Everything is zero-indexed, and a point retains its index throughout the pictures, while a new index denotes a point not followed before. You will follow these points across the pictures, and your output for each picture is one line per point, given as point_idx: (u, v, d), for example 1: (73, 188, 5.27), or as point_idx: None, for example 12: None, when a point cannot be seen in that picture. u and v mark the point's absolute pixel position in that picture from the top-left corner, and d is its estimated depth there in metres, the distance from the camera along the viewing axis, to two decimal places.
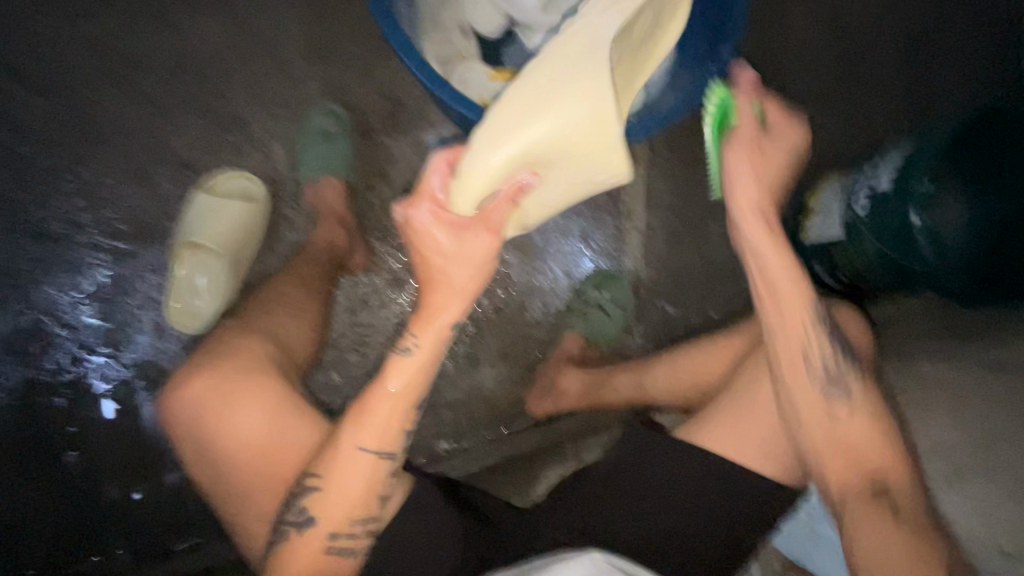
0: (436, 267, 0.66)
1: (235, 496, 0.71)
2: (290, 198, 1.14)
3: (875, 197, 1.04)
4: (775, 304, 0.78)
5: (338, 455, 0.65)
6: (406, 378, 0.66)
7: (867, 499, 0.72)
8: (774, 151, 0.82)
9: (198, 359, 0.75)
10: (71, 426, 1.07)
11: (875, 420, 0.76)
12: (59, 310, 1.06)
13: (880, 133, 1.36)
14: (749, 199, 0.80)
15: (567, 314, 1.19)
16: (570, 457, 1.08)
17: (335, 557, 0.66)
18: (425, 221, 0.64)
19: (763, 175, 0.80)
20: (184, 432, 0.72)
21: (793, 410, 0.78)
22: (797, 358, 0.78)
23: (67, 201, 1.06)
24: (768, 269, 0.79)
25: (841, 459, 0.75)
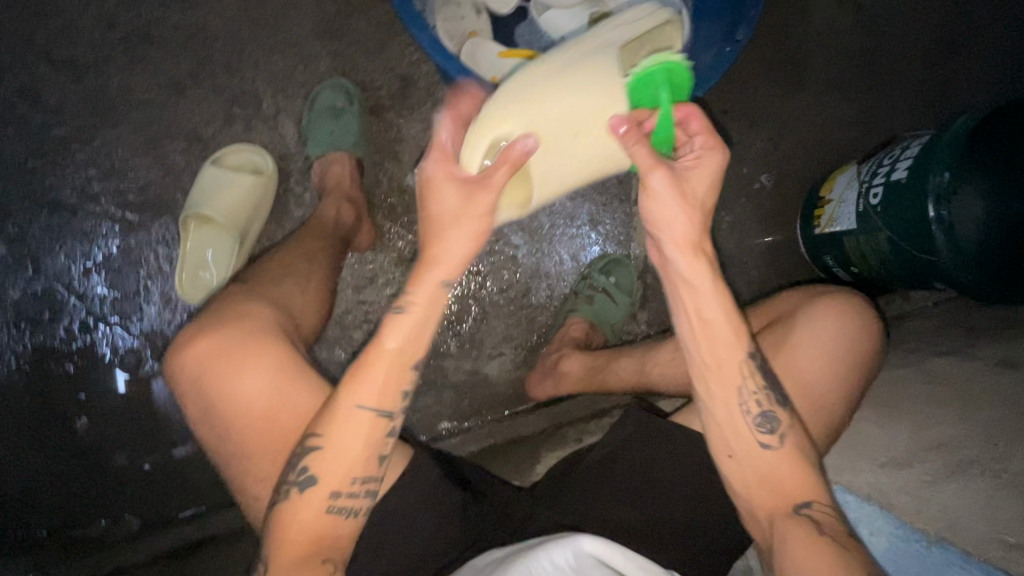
0: (437, 226, 0.67)
1: (236, 458, 0.71)
2: (299, 175, 1.14)
3: (891, 184, 1.01)
4: (708, 347, 0.70)
5: (336, 413, 0.65)
6: (405, 339, 0.66)
7: (787, 522, 0.65)
8: (702, 172, 0.69)
9: (201, 322, 0.74)
10: (80, 393, 1.09)
11: (804, 456, 0.70)
12: (70, 279, 1.07)
13: (897, 126, 1.33)
14: (681, 233, 0.68)
15: (573, 297, 1.18)
16: (572, 439, 1.10)
17: (335, 516, 0.66)
18: (433, 175, 0.67)
19: (695, 203, 0.68)
20: (188, 393, 0.71)
21: (722, 440, 0.71)
22: (729, 407, 0.70)
23: (79, 171, 1.07)
24: (705, 317, 0.69)
25: (766, 491, 0.68)
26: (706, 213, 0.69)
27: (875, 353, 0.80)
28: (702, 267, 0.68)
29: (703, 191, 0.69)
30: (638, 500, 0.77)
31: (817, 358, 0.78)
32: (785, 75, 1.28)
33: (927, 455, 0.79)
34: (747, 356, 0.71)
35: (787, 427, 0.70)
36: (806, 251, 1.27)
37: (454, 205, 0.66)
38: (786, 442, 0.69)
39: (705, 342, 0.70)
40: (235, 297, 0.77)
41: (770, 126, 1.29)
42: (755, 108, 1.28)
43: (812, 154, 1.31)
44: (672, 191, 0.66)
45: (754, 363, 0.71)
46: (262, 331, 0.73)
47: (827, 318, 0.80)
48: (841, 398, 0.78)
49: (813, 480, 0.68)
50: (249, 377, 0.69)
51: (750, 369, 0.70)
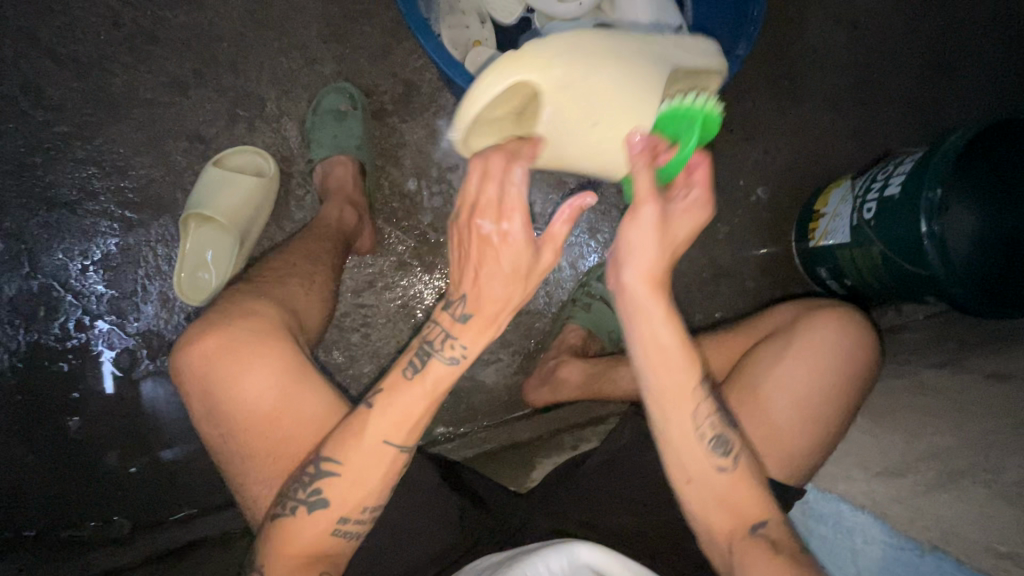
0: (492, 272, 0.60)
1: (241, 460, 0.71)
2: (301, 177, 1.15)
3: (884, 200, 1.03)
4: (665, 375, 0.66)
5: (362, 444, 0.64)
6: (436, 375, 0.64)
7: (746, 543, 0.65)
8: (694, 213, 0.64)
9: (209, 319, 0.73)
10: (74, 392, 1.08)
11: (756, 477, 0.69)
12: (67, 276, 1.07)
13: (889, 142, 1.36)
14: (644, 266, 0.63)
15: (571, 304, 1.19)
16: (568, 447, 1.13)
17: (338, 538, 0.66)
18: (489, 216, 0.58)
19: (671, 241, 0.64)
20: (196, 393, 0.71)
21: (679, 466, 0.68)
22: (685, 433, 0.68)
23: (80, 168, 1.06)
24: (660, 346, 0.65)
25: (723, 512, 0.68)
26: (675, 249, 0.65)
27: (874, 371, 0.81)
28: (660, 301, 0.64)
29: (685, 235, 0.65)
30: (637, 507, 0.78)
31: (815, 373, 0.79)
32: (781, 90, 1.31)
33: (920, 466, 0.80)
34: (701, 384, 0.68)
35: (739, 449, 0.69)
36: (801, 263, 1.29)
37: (523, 258, 0.60)
38: (739, 463, 0.69)
39: (660, 366, 0.66)
40: (238, 297, 0.78)
41: (766, 140, 1.31)
42: (751, 122, 1.30)
43: (807, 168, 1.33)
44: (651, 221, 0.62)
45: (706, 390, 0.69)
46: (267, 331, 0.72)
47: (827, 332, 0.81)
48: (839, 413, 0.79)
49: (767, 500, 0.68)
50: (254, 377, 0.69)
51: (704, 397, 0.68)
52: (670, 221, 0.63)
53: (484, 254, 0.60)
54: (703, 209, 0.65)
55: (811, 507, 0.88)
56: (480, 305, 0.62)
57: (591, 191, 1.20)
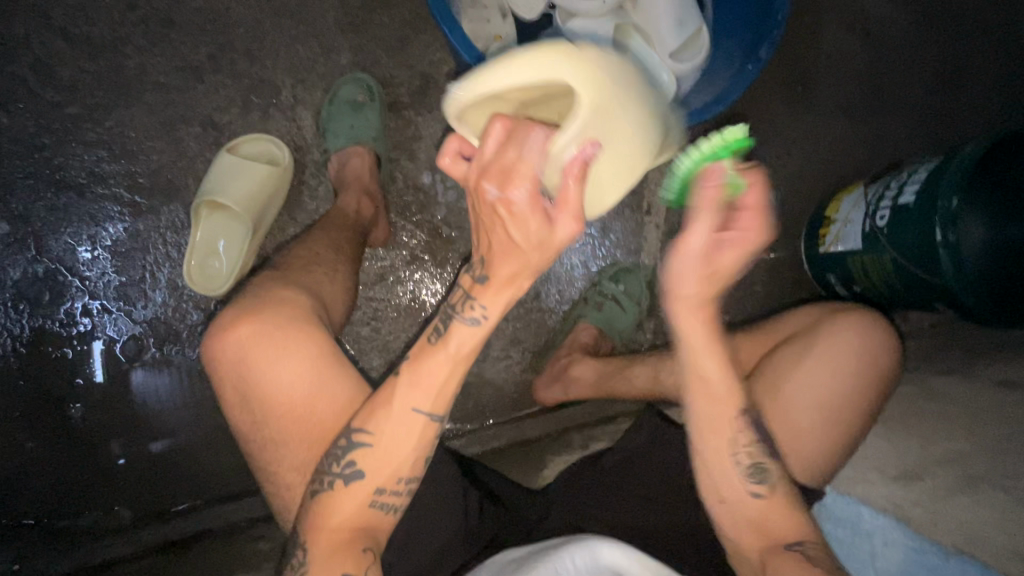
0: (503, 239, 0.56)
1: (270, 445, 0.71)
2: (315, 168, 1.13)
3: (899, 208, 1.03)
4: (706, 409, 0.69)
5: (389, 411, 0.65)
6: (463, 347, 0.64)
7: (777, 556, 0.65)
8: (743, 249, 0.60)
9: (238, 305, 0.73)
10: (77, 378, 1.06)
11: (792, 503, 0.69)
12: (73, 261, 1.05)
13: (899, 151, 1.37)
14: (683, 299, 0.65)
15: (582, 303, 1.19)
16: (577, 446, 1.10)
17: (376, 511, 0.66)
18: (492, 179, 0.52)
19: (719, 277, 0.62)
20: (226, 376, 0.71)
21: (712, 486, 0.70)
22: (720, 459, 0.69)
23: (89, 151, 1.05)
24: (701, 376, 0.68)
25: (755, 534, 0.67)
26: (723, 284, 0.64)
27: (893, 375, 0.82)
28: (701, 331, 0.66)
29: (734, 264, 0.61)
30: (658, 501, 0.78)
31: (836, 377, 0.79)
32: (795, 96, 1.32)
33: (936, 470, 0.82)
34: (741, 412, 0.69)
35: (777, 477, 0.69)
36: (809, 269, 1.29)
37: (536, 228, 0.54)
38: (777, 488, 0.69)
39: (704, 400, 0.69)
40: (259, 286, 0.77)
41: (779, 145, 1.32)
42: (764, 126, 1.30)
43: (819, 174, 1.34)
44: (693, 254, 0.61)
45: (748, 418, 0.70)
46: (295, 316, 0.72)
47: (848, 336, 0.82)
48: (858, 417, 0.80)
49: (805, 523, 0.67)
50: (285, 361, 0.69)
51: (744, 423, 0.70)
52: (719, 255, 0.61)
53: (493, 222, 0.55)
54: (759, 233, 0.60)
55: (825, 510, 0.88)
56: (494, 271, 0.60)
57: None
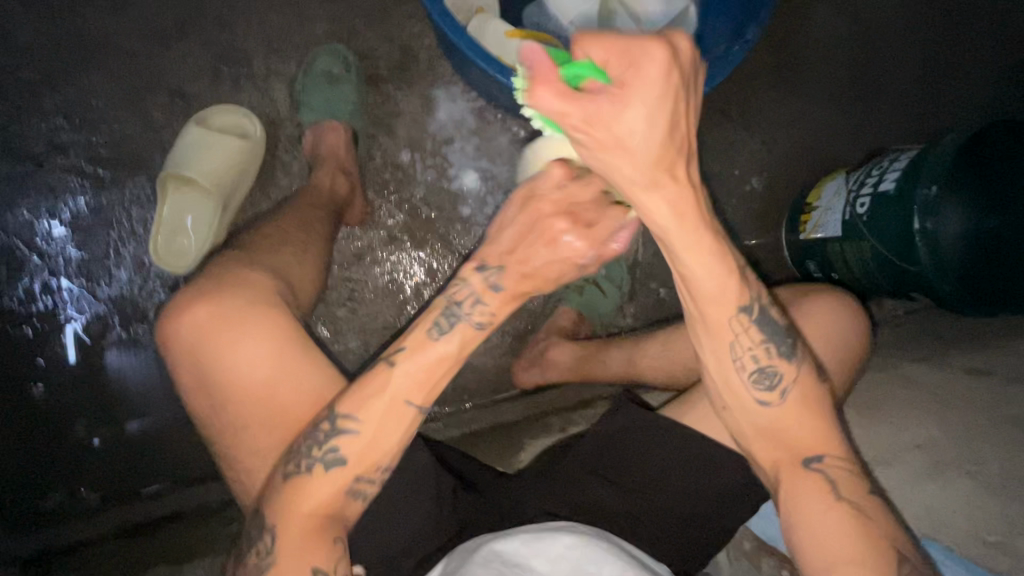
0: (545, 266, 0.68)
1: (233, 429, 0.69)
2: (289, 142, 1.09)
3: (879, 196, 1.03)
4: (699, 307, 0.68)
5: (382, 399, 0.64)
6: (459, 339, 0.67)
7: (796, 473, 0.68)
8: (633, 100, 0.52)
9: (198, 287, 0.71)
10: (38, 357, 1.02)
11: (807, 405, 0.70)
12: (32, 235, 1.00)
13: (883, 138, 1.37)
14: (630, 184, 0.59)
15: (563, 286, 1.19)
16: (556, 428, 1.08)
17: (351, 497, 0.65)
18: (574, 227, 0.66)
19: (632, 145, 0.55)
20: (184, 359, 0.69)
21: (717, 395, 0.72)
22: (723, 365, 0.70)
23: (47, 119, 0.99)
24: (689, 276, 0.66)
25: (766, 441, 0.70)
26: (658, 150, 0.56)
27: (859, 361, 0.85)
28: (667, 216, 0.61)
29: (642, 128, 0.54)
30: (633, 482, 0.78)
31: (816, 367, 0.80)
32: (782, 80, 1.31)
33: (908, 455, 0.84)
34: (740, 311, 0.69)
35: (790, 381, 0.70)
36: (788, 254, 1.29)
37: (568, 272, 0.70)
38: (788, 396, 0.70)
39: (695, 297, 0.68)
40: (227, 268, 0.74)
41: (764, 130, 1.31)
42: (749, 110, 1.30)
43: (802, 159, 1.33)
44: (596, 139, 0.55)
45: (749, 318, 0.69)
46: (259, 300, 0.70)
47: (821, 325, 0.82)
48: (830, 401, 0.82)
49: (827, 436, 0.70)
50: (248, 347, 0.67)
51: (743, 325, 0.69)
52: (612, 117, 0.53)
53: (551, 248, 0.67)
54: (652, 52, 0.51)
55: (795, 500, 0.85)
56: (522, 282, 0.69)
57: None
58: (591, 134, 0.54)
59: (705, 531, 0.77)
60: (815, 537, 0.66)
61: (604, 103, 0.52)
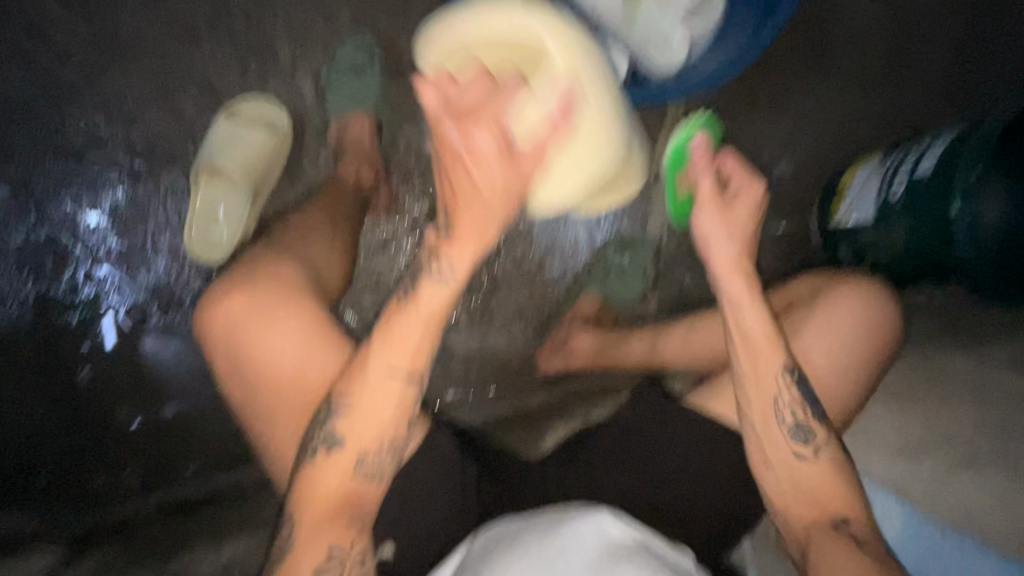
0: (459, 182, 0.58)
1: (261, 412, 0.72)
2: (315, 133, 1.11)
3: (916, 178, 1.00)
4: (752, 365, 0.74)
5: (366, 375, 0.65)
6: (433, 301, 0.64)
7: (826, 536, 0.69)
8: (739, 209, 0.77)
9: (231, 275, 0.74)
10: (85, 344, 1.07)
11: (839, 467, 0.74)
12: (75, 227, 1.04)
13: (920, 119, 1.32)
14: (722, 258, 0.77)
15: (585, 274, 1.19)
16: (578, 416, 1.07)
17: (362, 478, 0.66)
18: (467, 124, 0.56)
19: (733, 233, 0.77)
20: (218, 341, 0.71)
21: (759, 448, 0.75)
22: (768, 421, 0.74)
23: (87, 115, 1.03)
24: (746, 331, 0.75)
25: (801, 500, 0.73)
26: (739, 244, 0.77)
27: (873, 371, 0.82)
28: (741, 286, 0.76)
29: (747, 221, 0.78)
30: (652, 469, 0.79)
31: (817, 384, 0.79)
32: (815, 60, 1.26)
33: None
34: (784, 369, 0.74)
35: (823, 441, 0.74)
36: (818, 238, 1.25)
37: (503, 174, 0.57)
38: (821, 456, 0.74)
39: (746, 354, 0.75)
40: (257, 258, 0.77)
41: (795, 113, 1.27)
42: (780, 92, 1.26)
43: (834, 143, 1.29)
44: (709, 213, 0.76)
45: (790, 377, 0.74)
46: (291, 287, 0.73)
47: (850, 317, 0.80)
48: (850, 389, 0.80)
49: (852, 497, 0.73)
50: (280, 330, 0.70)
51: (786, 384, 0.74)
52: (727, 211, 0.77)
53: (454, 163, 0.57)
54: (752, 185, 0.77)
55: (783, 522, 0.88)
56: (455, 218, 0.61)
57: None
58: (705, 217, 0.77)
59: (731, 521, 0.78)
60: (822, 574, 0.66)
61: (715, 202, 0.77)
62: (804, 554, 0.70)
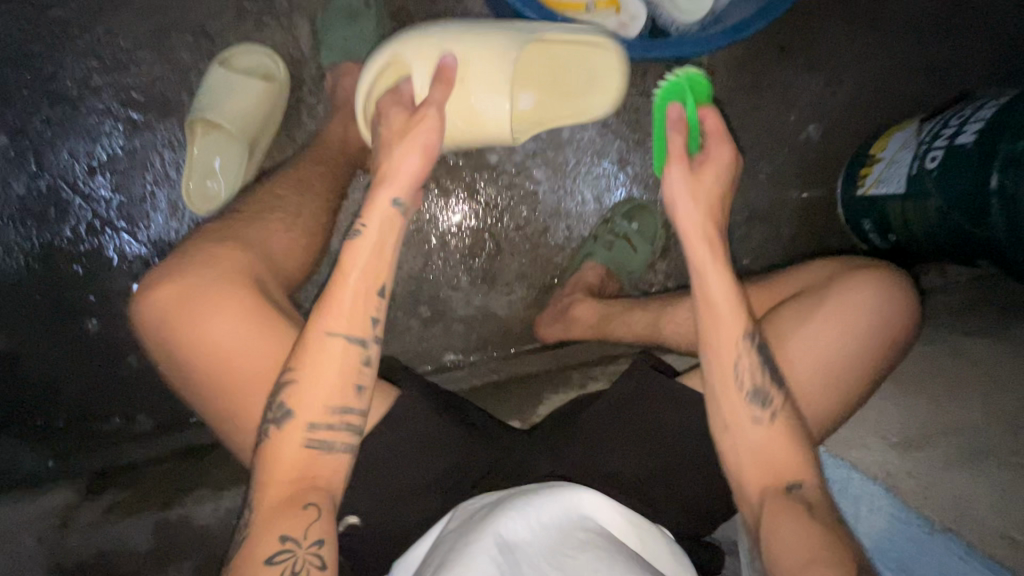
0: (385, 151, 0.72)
1: (211, 401, 0.71)
2: (313, 83, 1.06)
3: (954, 148, 0.92)
4: (714, 330, 0.73)
5: (308, 344, 0.67)
6: (365, 265, 0.68)
7: (778, 506, 0.68)
8: (710, 170, 0.76)
9: (167, 266, 0.73)
10: (90, 295, 1.07)
11: (794, 436, 0.72)
12: (74, 178, 1.03)
13: (970, 80, 1.20)
14: (688, 219, 0.74)
15: (592, 240, 1.15)
16: (575, 383, 1.09)
17: (316, 451, 0.66)
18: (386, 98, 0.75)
19: (699, 196, 0.75)
20: (153, 335, 0.71)
21: (717, 415, 0.73)
22: (727, 384, 0.72)
23: (80, 61, 1.00)
24: (710, 295, 0.73)
25: (757, 467, 0.71)
26: (706, 208, 0.75)
27: (878, 369, 0.77)
28: (705, 252, 0.73)
29: (715, 184, 0.76)
30: (637, 447, 0.78)
31: (805, 371, 0.76)
32: (857, 11, 1.16)
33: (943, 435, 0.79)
34: (745, 335, 0.72)
35: (781, 405, 0.72)
36: (842, 212, 1.19)
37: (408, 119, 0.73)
38: (777, 419, 0.72)
39: (709, 317, 0.73)
40: (249, 229, 0.78)
41: (831, 70, 1.17)
42: (817, 45, 1.16)
43: (872, 104, 1.20)
44: (677, 173, 0.75)
45: (751, 343, 0.73)
46: (223, 274, 0.71)
47: (855, 305, 0.76)
48: (857, 381, 0.76)
49: (804, 463, 0.71)
50: (214, 318, 0.69)
51: (748, 347, 0.72)
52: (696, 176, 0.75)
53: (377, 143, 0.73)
54: (728, 151, 0.77)
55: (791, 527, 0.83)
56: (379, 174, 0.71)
57: (625, 119, 1.14)
58: (676, 174, 0.75)
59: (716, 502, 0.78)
60: (776, 545, 0.65)
61: (681, 163, 0.75)
62: (757, 520, 0.69)
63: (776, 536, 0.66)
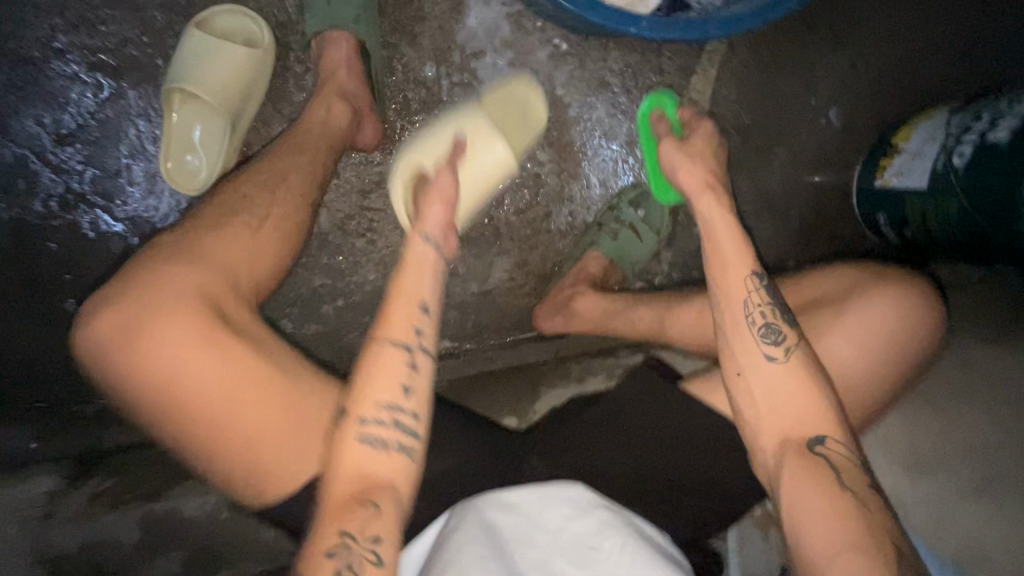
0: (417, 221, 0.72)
1: (174, 433, 0.65)
2: (299, 50, 0.98)
3: (986, 145, 0.86)
4: (720, 270, 0.73)
5: (371, 355, 0.66)
6: (420, 283, 0.68)
7: (799, 457, 0.65)
8: (699, 135, 0.84)
9: (108, 290, 0.66)
10: (67, 274, 1.01)
11: (810, 370, 0.69)
12: (42, 148, 0.96)
13: (1002, 65, 1.14)
14: (688, 173, 0.79)
15: (595, 228, 1.10)
16: (573, 376, 1.04)
17: (371, 448, 0.63)
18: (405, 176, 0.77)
19: (693, 155, 0.81)
20: (99, 371, 0.64)
21: (731, 357, 0.71)
22: (736, 322, 0.71)
23: (46, 20, 0.92)
24: (715, 238, 0.75)
25: (774, 414, 0.68)
26: (704, 166, 0.80)
27: (893, 382, 0.74)
28: (706, 199, 0.76)
29: (704, 146, 0.83)
30: (637, 452, 0.76)
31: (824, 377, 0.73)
32: None
33: None
34: (752, 274, 0.73)
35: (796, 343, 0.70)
36: (857, 204, 1.13)
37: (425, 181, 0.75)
38: (792, 355, 0.69)
39: (715, 258, 0.74)
40: (223, 223, 0.72)
41: (852, 52, 1.11)
42: (841, 24, 1.10)
43: (896, 89, 1.13)
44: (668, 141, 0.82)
45: (759, 281, 0.73)
46: (170, 295, 0.64)
47: (875, 316, 0.73)
48: (866, 392, 0.74)
49: (831, 412, 0.67)
50: (165, 345, 0.63)
51: (755, 286, 0.72)
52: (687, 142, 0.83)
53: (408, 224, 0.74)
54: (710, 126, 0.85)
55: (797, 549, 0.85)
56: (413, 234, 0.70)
57: (635, 99, 1.08)
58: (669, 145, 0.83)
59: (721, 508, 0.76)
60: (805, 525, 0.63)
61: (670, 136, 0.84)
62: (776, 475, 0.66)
63: (800, 516, 0.63)
